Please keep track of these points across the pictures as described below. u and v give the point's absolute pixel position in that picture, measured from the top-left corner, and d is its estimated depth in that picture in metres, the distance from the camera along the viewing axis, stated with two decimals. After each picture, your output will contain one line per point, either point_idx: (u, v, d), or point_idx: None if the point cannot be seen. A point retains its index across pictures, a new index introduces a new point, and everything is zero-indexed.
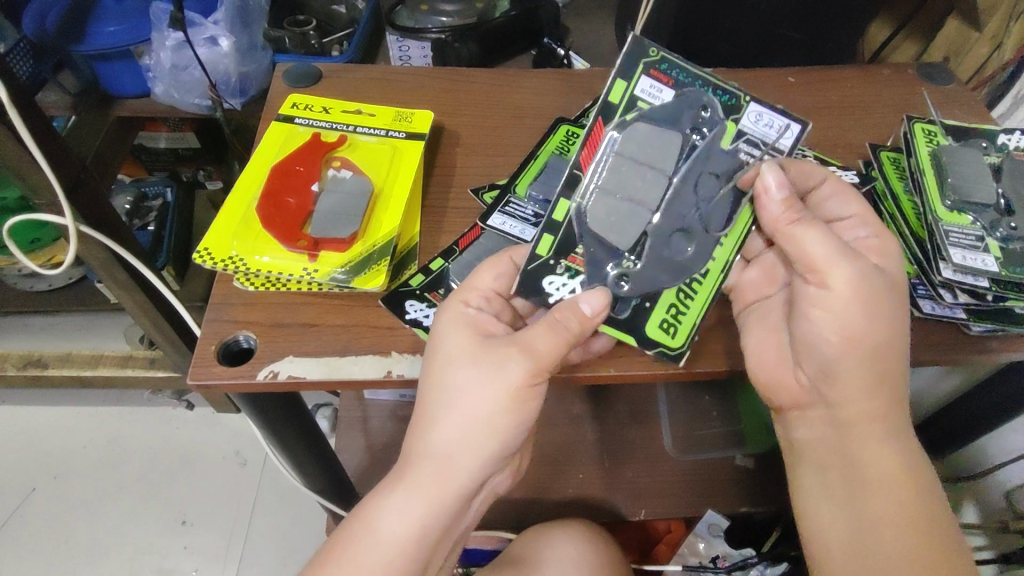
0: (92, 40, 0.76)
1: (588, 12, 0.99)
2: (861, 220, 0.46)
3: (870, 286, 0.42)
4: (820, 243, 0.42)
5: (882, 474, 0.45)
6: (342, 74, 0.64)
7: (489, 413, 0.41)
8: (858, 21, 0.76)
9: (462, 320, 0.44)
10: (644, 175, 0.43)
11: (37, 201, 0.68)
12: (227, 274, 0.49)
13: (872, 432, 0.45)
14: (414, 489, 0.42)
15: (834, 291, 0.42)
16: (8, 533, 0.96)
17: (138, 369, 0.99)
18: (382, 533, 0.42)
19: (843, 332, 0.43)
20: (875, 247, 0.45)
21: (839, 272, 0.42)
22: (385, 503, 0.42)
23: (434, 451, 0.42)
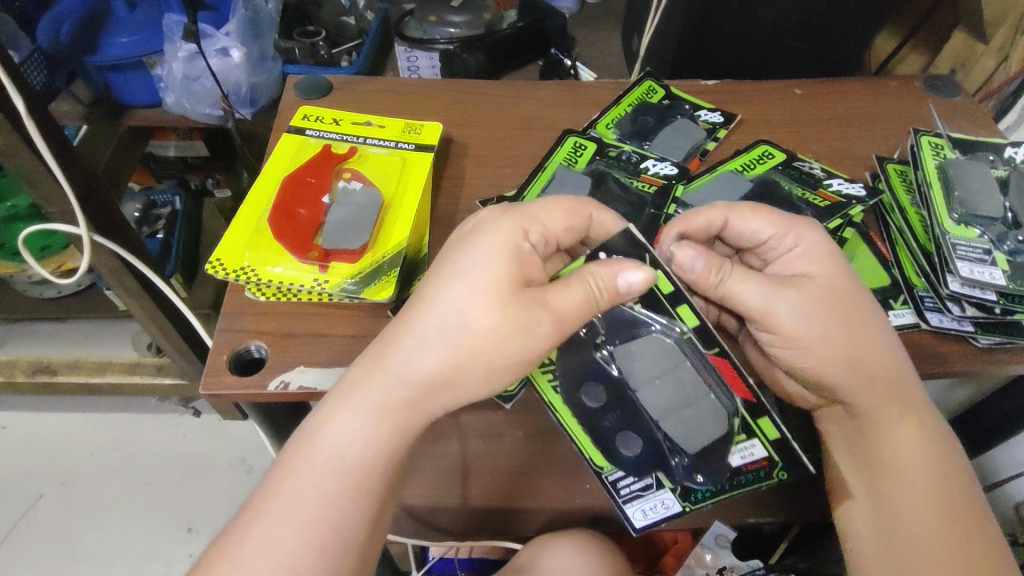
0: (105, 51, 0.77)
1: (594, 23, 1.00)
2: (777, 236, 0.46)
3: (818, 317, 0.43)
4: (752, 294, 0.44)
5: (894, 444, 0.44)
6: (353, 86, 0.65)
7: (491, 346, 0.39)
8: (864, 33, 0.76)
9: (513, 248, 0.40)
10: (683, 390, 0.44)
11: (50, 209, 0.68)
12: (239, 285, 0.49)
13: (888, 417, 0.44)
14: (366, 403, 0.39)
15: (786, 331, 0.43)
16: (15, 539, 0.97)
17: (146, 377, 1.00)
18: (326, 446, 0.39)
19: (808, 369, 0.44)
20: (803, 259, 0.45)
21: (777, 313, 0.43)
22: (332, 422, 0.39)
23: (400, 369, 0.39)
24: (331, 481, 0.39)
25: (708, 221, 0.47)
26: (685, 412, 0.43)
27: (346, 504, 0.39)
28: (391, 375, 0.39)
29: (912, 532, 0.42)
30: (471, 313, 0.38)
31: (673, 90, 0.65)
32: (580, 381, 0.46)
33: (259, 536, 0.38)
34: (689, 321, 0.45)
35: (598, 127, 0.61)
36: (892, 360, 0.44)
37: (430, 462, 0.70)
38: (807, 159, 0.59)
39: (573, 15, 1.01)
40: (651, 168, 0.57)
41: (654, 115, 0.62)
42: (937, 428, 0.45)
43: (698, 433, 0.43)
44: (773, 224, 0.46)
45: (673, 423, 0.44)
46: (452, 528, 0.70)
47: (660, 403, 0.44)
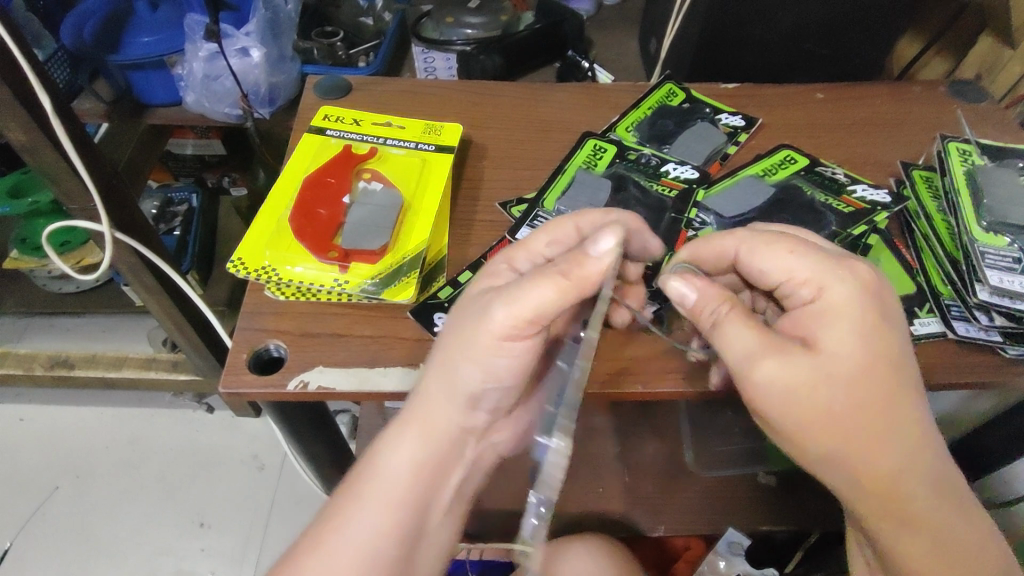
0: (128, 50, 0.78)
1: (611, 24, 1.00)
2: (798, 281, 0.39)
3: (803, 388, 0.37)
4: (733, 353, 0.38)
5: (889, 534, 0.40)
6: (372, 87, 0.65)
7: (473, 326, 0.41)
8: (888, 37, 0.75)
9: (494, 271, 0.45)
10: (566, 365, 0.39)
11: (71, 207, 0.69)
12: (260, 284, 0.50)
13: (882, 509, 0.39)
14: (415, 423, 0.43)
15: (762, 396, 0.38)
16: (32, 530, 0.98)
17: (161, 372, 1.01)
18: (389, 474, 0.42)
19: (791, 442, 0.40)
20: (816, 313, 0.38)
21: (752, 379, 0.38)
22: (389, 441, 0.43)
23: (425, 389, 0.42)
24: (390, 504, 0.41)
25: (716, 254, 0.43)
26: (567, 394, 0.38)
27: (411, 514, 0.42)
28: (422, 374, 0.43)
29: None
30: (467, 305, 0.43)
31: (693, 93, 0.65)
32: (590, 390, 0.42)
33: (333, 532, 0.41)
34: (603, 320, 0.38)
35: (617, 129, 0.61)
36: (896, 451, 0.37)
37: None
38: (829, 165, 0.58)
39: (590, 17, 1.01)
40: (672, 172, 0.57)
41: (673, 119, 0.62)
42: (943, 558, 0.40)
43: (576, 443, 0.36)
44: (799, 269, 0.39)
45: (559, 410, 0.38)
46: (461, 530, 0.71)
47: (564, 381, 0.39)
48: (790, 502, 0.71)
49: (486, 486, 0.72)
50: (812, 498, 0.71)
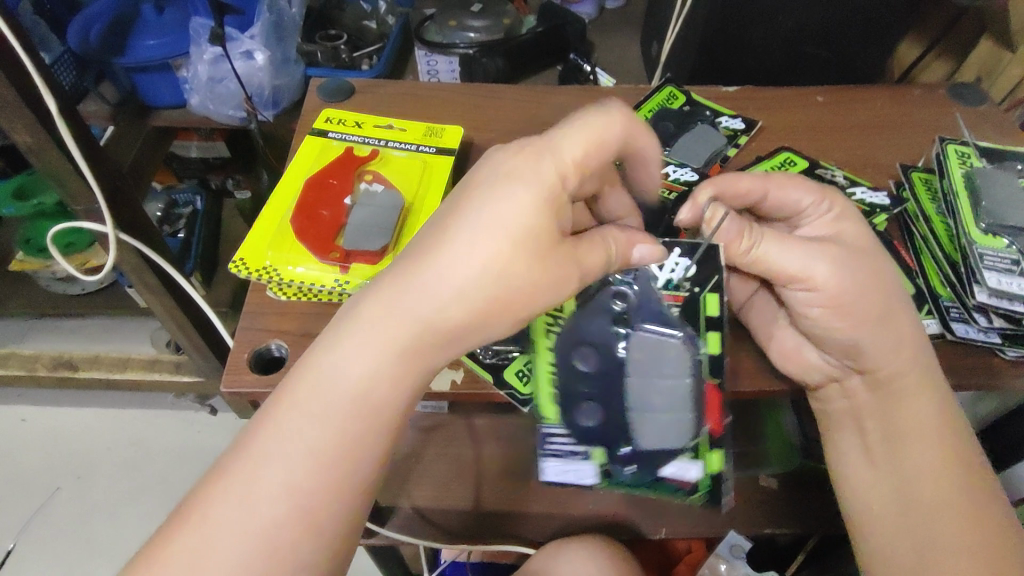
0: (133, 53, 0.78)
1: (612, 28, 1.01)
2: (817, 204, 0.47)
3: (853, 274, 0.43)
4: (787, 256, 0.44)
5: (913, 416, 0.45)
6: (374, 89, 0.66)
7: (521, 279, 0.36)
8: (890, 40, 0.75)
9: (522, 173, 0.37)
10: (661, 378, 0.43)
11: (77, 207, 0.69)
12: (262, 284, 0.50)
13: (910, 390, 0.45)
14: (376, 342, 0.36)
15: (824, 290, 0.44)
16: (35, 531, 0.98)
17: (164, 373, 1.01)
18: (334, 386, 0.36)
19: (842, 332, 0.44)
20: (832, 225, 0.47)
21: (817, 271, 0.43)
22: (339, 351, 0.36)
23: (407, 304, 0.36)
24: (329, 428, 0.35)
25: (749, 187, 0.48)
26: (662, 381, 0.43)
27: (340, 457, 0.35)
28: (397, 299, 0.36)
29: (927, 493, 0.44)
30: (477, 235, 0.36)
31: (693, 96, 0.65)
32: (578, 343, 0.46)
33: (235, 467, 0.35)
34: (712, 346, 0.47)
35: None
36: (904, 372, 0.44)
37: (444, 467, 0.73)
38: (829, 167, 0.58)
39: (592, 20, 1.01)
40: (671, 174, 0.58)
41: (674, 121, 0.62)
42: (962, 501, 0.44)
43: (692, 423, 0.44)
44: (809, 193, 0.48)
45: (637, 387, 0.43)
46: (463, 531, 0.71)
47: (650, 389, 0.43)
48: (791, 504, 0.71)
49: (487, 487, 0.72)
50: (813, 502, 0.71)
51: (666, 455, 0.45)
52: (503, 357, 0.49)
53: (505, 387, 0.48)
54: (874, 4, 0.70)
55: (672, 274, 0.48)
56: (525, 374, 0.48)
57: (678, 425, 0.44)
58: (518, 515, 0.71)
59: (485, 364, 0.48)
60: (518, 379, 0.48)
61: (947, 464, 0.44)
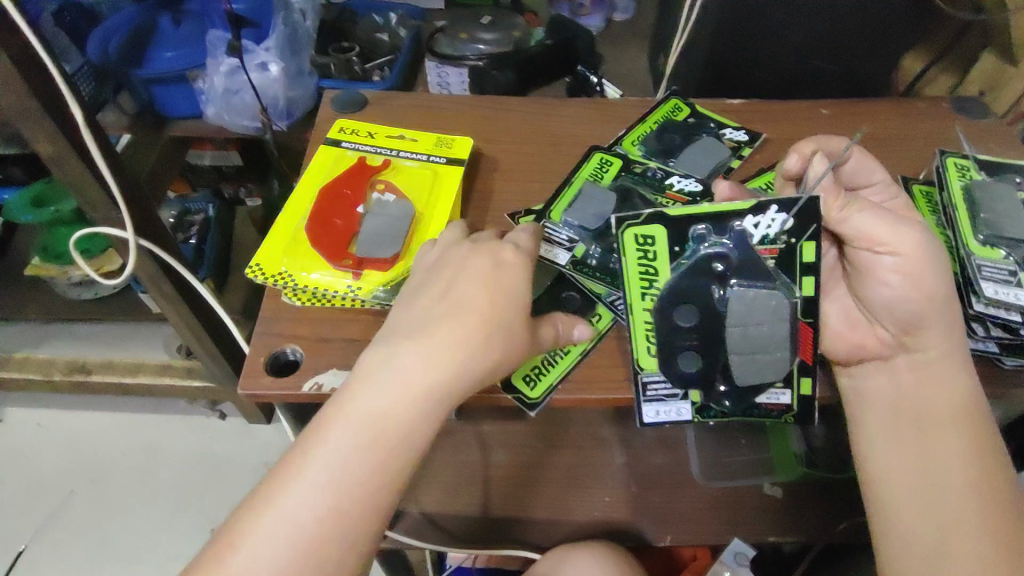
0: (151, 65, 0.81)
1: (621, 41, 1.02)
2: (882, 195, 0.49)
3: (935, 246, 0.44)
4: (877, 220, 0.43)
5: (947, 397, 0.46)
6: (387, 101, 0.67)
7: (500, 344, 0.42)
8: (895, 54, 0.76)
9: (481, 265, 0.44)
10: (759, 325, 0.42)
11: (95, 215, 0.71)
12: (277, 290, 0.51)
13: (946, 370, 0.46)
14: (389, 390, 0.40)
15: (908, 256, 0.43)
16: (49, 532, 1.00)
17: (175, 378, 1.03)
18: (355, 428, 0.40)
19: (920, 300, 0.44)
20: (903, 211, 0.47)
21: (906, 236, 0.43)
22: (358, 398, 0.41)
23: (414, 358, 0.41)
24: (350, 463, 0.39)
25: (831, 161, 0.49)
26: (757, 328, 0.42)
27: (360, 489, 0.39)
28: (405, 355, 0.41)
29: (952, 475, 0.45)
30: (458, 307, 0.42)
31: (698, 108, 0.67)
32: (676, 295, 0.44)
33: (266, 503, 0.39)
34: (805, 290, 0.45)
35: (624, 143, 0.63)
36: (950, 356, 0.46)
37: (451, 472, 0.74)
38: None
39: (601, 34, 1.03)
40: (677, 185, 0.58)
41: (679, 133, 0.63)
42: (982, 486, 0.44)
43: (784, 363, 0.43)
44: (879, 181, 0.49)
45: (737, 336, 0.43)
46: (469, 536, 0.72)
47: (752, 332, 0.42)
48: (797, 513, 0.71)
49: (494, 492, 0.73)
50: (818, 511, 0.71)
51: (762, 388, 0.45)
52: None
53: (512, 390, 0.49)
54: (878, 19, 0.71)
55: (768, 229, 0.45)
56: (531, 376, 0.49)
57: (773, 363, 0.43)
58: (524, 520, 0.71)
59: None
60: (524, 382, 0.49)
61: (974, 450, 0.45)
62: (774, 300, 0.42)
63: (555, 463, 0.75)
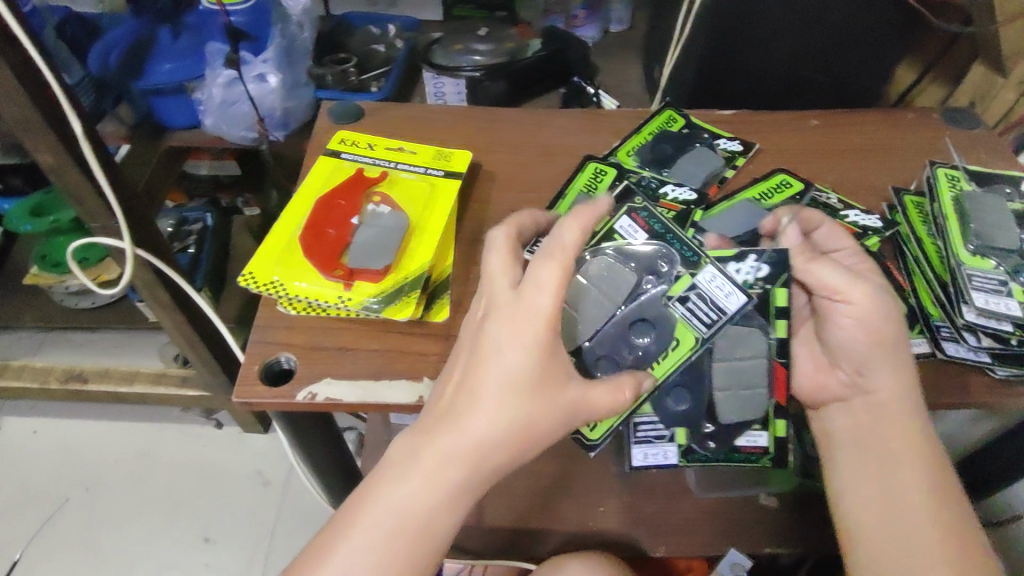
0: (150, 76, 0.82)
1: (615, 51, 1.03)
2: (854, 252, 0.51)
3: (890, 300, 0.46)
4: (833, 275, 0.46)
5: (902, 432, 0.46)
6: (382, 112, 0.68)
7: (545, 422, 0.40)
8: (886, 64, 0.77)
9: (515, 321, 0.40)
10: (745, 362, 0.48)
11: (92, 223, 0.71)
12: (271, 299, 0.51)
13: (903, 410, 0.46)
14: (425, 469, 0.40)
15: (858, 305, 0.45)
16: (41, 543, 0.99)
17: (171, 387, 1.03)
18: (390, 505, 0.40)
19: (872, 341, 0.46)
20: (870, 268, 0.49)
21: (858, 288, 0.45)
22: (398, 482, 0.40)
23: (462, 438, 0.40)
24: (383, 535, 0.40)
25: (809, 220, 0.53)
26: (741, 362, 0.48)
27: (393, 563, 0.40)
28: (450, 437, 0.40)
29: (912, 509, 0.45)
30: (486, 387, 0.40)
31: (692, 118, 0.67)
32: None
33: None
34: (779, 331, 0.49)
35: (618, 153, 0.63)
36: (898, 394, 0.46)
37: None
38: (825, 190, 0.60)
39: (596, 44, 1.04)
40: (670, 194, 0.59)
41: (672, 143, 0.64)
42: (939, 518, 0.45)
43: (762, 399, 0.48)
44: (845, 242, 0.51)
45: (721, 368, 0.48)
46: (465, 547, 0.71)
47: (730, 367, 0.48)
48: (792, 523, 0.71)
49: (489, 501, 0.73)
50: (813, 520, 0.72)
51: (741, 425, 0.49)
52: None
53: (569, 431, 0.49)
54: (868, 30, 0.72)
55: (750, 274, 0.49)
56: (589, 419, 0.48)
57: (753, 399, 0.48)
58: (519, 529, 0.71)
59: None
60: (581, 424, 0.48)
61: (933, 486, 0.46)
62: (758, 336, 0.48)
63: (552, 473, 0.75)
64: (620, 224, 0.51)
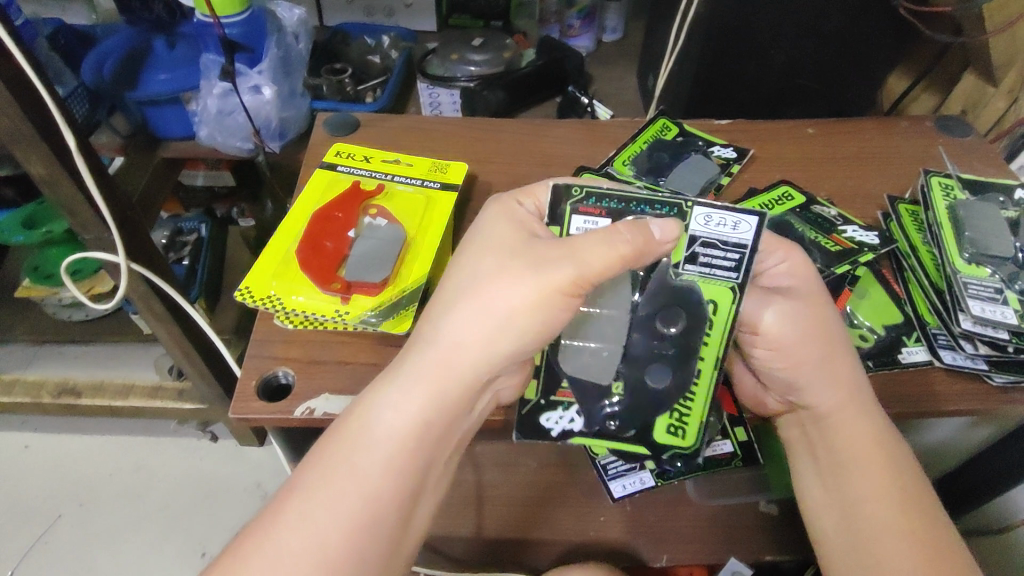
0: (144, 87, 0.81)
1: (610, 61, 1.04)
2: (767, 252, 0.47)
3: (802, 322, 0.45)
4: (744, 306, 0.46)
5: (852, 443, 0.46)
6: (379, 124, 0.68)
7: (527, 286, 0.40)
8: (878, 73, 0.78)
9: (511, 216, 0.45)
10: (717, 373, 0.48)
11: (87, 236, 0.71)
12: (268, 313, 0.51)
13: (848, 420, 0.45)
14: (413, 381, 0.40)
15: (772, 336, 0.45)
16: (35, 559, 0.98)
17: (167, 400, 1.02)
18: (376, 434, 0.39)
19: (789, 375, 0.46)
20: (788, 270, 0.47)
21: (768, 318, 0.45)
22: (374, 402, 0.40)
23: (441, 340, 0.40)
24: (368, 472, 0.38)
25: None
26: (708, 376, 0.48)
27: (386, 489, 0.38)
28: (432, 340, 0.40)
29: (871, 517, 0.44)
30: (475, 269, 0.42)
31: (686, 127, 0.67)
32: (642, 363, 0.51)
33: (253, 548, 0.37)
34: None
35: (615, 163, 0.63)
36: (843, 407, 0.45)
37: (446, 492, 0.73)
38: (824, 202, 0.60)
39: (590, 53, 1.05)
40: (667, 201, 0.58)
41: (669, 152, 0.64)
42: (902, 522, 0.44)
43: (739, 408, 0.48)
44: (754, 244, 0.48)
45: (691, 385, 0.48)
46: (463, 558, 0.71)
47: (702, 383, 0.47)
48: (792, 532, 0.71)
49: (489, 512, 0.73)
50: None
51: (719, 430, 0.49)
52: (605, 426, 0.45)
53: (666, 449, 0.45)
54: (860, 39, 0.73)
55: None
56: (678, 427, 0.45)
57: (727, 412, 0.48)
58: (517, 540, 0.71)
59: (592, 433, 0.45)
60: (673, 437, 0.45)
61: (891, 491, 0.45)
62: None
63: (551, 483, 0.75)
64: (576, 226, 0.46)
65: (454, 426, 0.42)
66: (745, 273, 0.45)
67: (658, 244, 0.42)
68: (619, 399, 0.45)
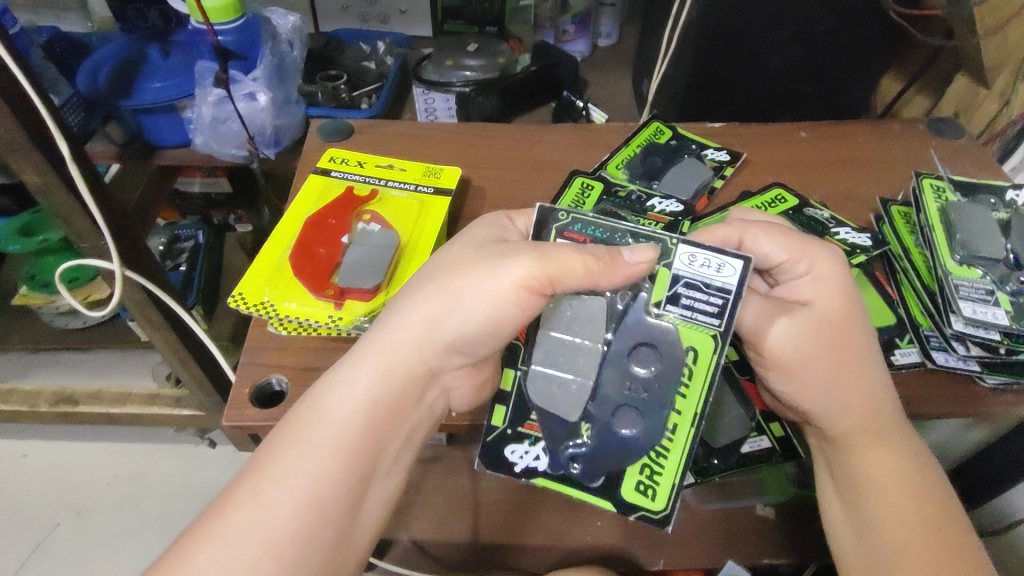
0: (139, 96, 0.81)
1: (605, 66, 1.04)
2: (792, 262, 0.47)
3: (809, 340, 0.45)
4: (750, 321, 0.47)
5: (868, 468, 0.45)
6: (372, 130, 0.68)
7: (479, 273, 0.42)
8: (871, 76, 0.78)
9: (495, 232, 0.46)
10: None
11: (82, 244, 0.71)
12: (262, 319, 0.51)
13: (863, 441, 0.46)
14: (372, 367, 0.41)
15: (777, 352, 0.46)
16: (31, 568, 0.97)
17: (164, 407, 1.02)
18: (327, 414, 0.39)
19: (794, 393, 0.47)
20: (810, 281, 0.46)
21: (772, 333, 0.46)
22: (331, 384, 0.41)
23: (393, 321, 0.42)
24: (324, 459, 0.38)
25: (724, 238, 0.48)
26: None
27: (336, 470, 0.38)
28: (384, 323, 0.42)
29: (889, 545, 0.43)
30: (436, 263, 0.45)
31: (679, 131, 0.68)
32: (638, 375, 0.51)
33: (207, 526, 0.36)
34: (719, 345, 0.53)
35: (608, 167, 0.63)
36: (854, 431, 0.46)
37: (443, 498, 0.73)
38: (816, 205, 0.60)
39: (585, 58, 1.05)
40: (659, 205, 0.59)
41: (661, 156, 0.64)
42: (924, 552, 0.42)
43: None
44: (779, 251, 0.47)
45: None
46: (461, 564, 0.71)
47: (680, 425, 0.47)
48: (789, 535, 0.71)
49: (486, 517, 0.72)
50: (811, 531, 0.72)
51: None
52: (569, 470, 0.45)
53: (632, 509, 0.44)
54: (851, 42, 0.74)
55: None
56: (647, 484, 0.44)
57: None
58: (514, 545, 0.71)
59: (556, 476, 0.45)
60: (640, 494, 0.44)
61: (912, 517, 0.43)
62: None
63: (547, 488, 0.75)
64: None
65: (406, 415, 0.42)
66: (726, 323, 0.44)
67: (627, 262, 0.43)
68: (585, 440, 0.45)
